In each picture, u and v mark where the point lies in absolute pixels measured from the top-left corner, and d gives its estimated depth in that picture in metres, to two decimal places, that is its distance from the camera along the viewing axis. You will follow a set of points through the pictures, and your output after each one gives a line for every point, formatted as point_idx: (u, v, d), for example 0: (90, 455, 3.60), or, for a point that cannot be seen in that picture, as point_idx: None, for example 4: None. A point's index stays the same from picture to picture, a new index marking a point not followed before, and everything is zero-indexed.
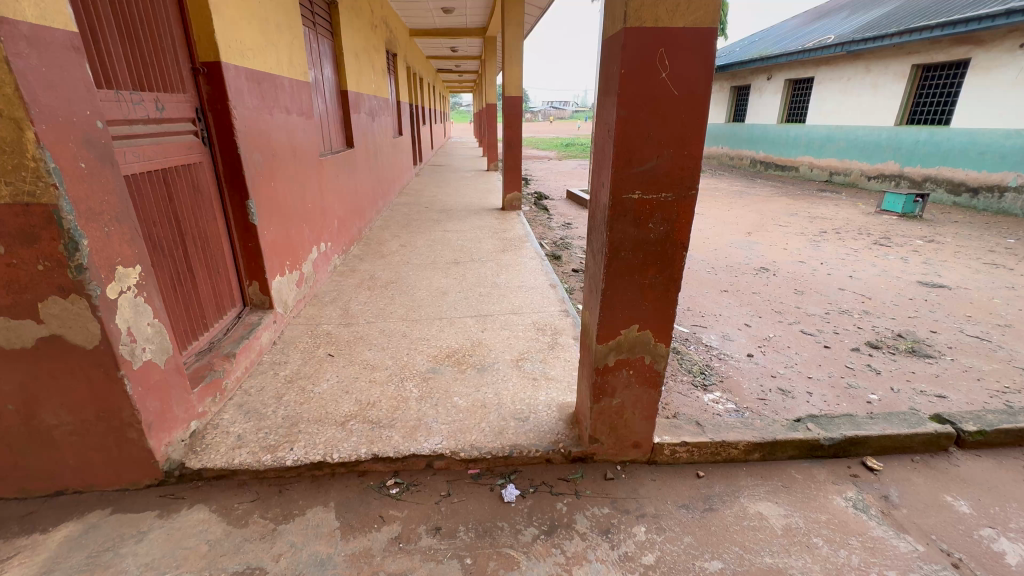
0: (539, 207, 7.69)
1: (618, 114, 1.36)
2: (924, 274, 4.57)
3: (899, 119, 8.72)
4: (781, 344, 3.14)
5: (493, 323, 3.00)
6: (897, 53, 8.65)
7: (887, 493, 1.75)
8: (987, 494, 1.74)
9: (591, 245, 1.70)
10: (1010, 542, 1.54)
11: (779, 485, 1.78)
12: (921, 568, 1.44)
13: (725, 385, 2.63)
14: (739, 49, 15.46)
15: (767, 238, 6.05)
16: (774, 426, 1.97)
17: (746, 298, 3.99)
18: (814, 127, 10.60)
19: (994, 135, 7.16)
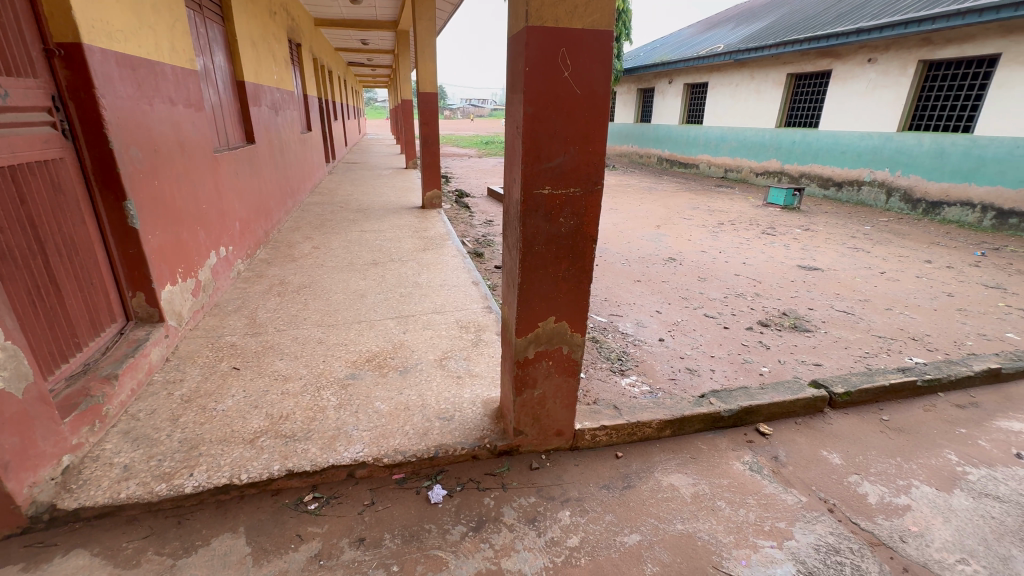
0: (460, 204, 7.65)
1: (525, 110, 1.39)
2: (803, 259, 5.19)
3: (779, 121, 9.81)
4: (687, 328, 3.41)
5: (415, 324, 2.94)
6: (775, 63, 9.71)
7: (777, 453, 1.96)
8: (853, 446, 2.02)
9: (507, 240, 1.72)
10: (871, 484, 1.80)
11: (687, 457, 1.93)
12: (805, 516, 1.63)
13: (640, 368, 2.81)
14: (643, 54, 16.47)
15: (673, 230, 6.53)
16: (682, 403, 2.14)
17: (657, 287, 4.27)
18: (710, 128, 11.58)
19: (851, 136, 8.27)
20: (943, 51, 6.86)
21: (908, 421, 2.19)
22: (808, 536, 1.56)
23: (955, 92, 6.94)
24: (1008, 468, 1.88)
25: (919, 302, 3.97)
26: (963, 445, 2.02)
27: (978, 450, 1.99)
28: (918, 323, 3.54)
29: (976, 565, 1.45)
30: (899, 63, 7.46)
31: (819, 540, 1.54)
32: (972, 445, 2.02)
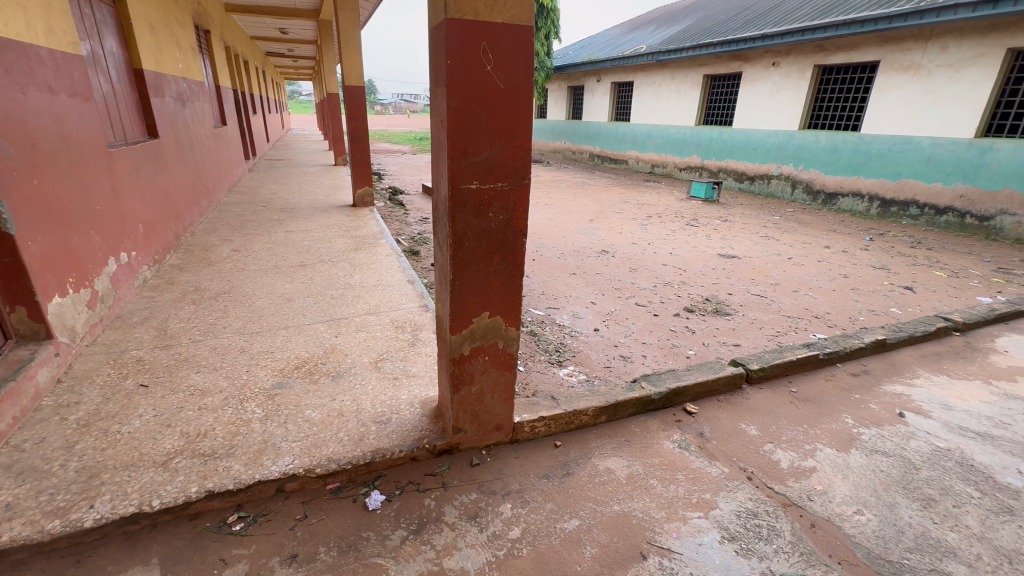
0: (394, 202, 7.45)
1: (448, 104, 1.37)
2: (722, 248, 5.57)
3: (698, 119, 10.44)
4: (620, 317, 3.55)
5: (348, 326, 2.82)
6: (692, 64, 10.32)
7: (702, 430, 2.10)
8: (768, 417, 2.20)
9: (437, 236, 1.69)
10: (783, 451, 1.97)
11: (622, 441, 2.01)
12: (727, 486, 1.76)
13: (577, 358, 2.89)
14: (572, 52, 16.87)
15: (606, 224, 6.76)
16: (616, 389, 2.23)
17: (592, 279, 4.41)
18: (637, 125, 12.11)
19: (760, 134, 8.98)
20: (834, 57, 7.61)
21: (812, 391, 2.42)
22: (730, 504, 1.68)
23: (846, 95, 7.77)
24: (892, 426, 2.13)
25: (820, 283, 4.40)
26: (857, 409, 2.27)
27: (868, 412, 2.24)
28: (819, 302, 3.91)
29: (869, 514, 1.64)
30: (798, 67, 8.18)
31: (740, 507, 1.66)
32: (864, 408, 2.26)
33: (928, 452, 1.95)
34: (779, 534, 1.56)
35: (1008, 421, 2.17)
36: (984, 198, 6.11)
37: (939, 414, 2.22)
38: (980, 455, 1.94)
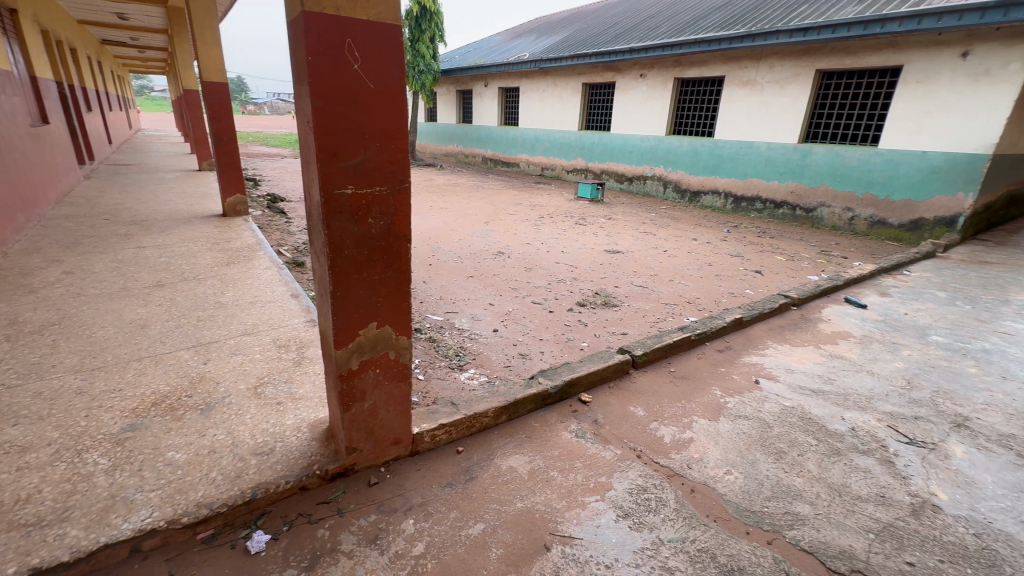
0: (274, 210, 6.83)
1: (313, 104, 1.27)
2: (608, 244, 5.98)
3: (580, 125, 11.10)
4: (518, 316, 3.63)
5: (220, 351, 2.51)
6: (572, 73, 10.95)
7: (597, 417, 2.22)
8: (652, 398, 2.39)
9: (313, 245, 1.57)
10: (666, 427, 2.16)
11: (523, 438, 2.05)
12: (620, 467, 1.88)
13: (477, 361, 2.89)
14: (459, 56, 16.94)
15: (501, 226, 6.88)
16: (515, 388, 2.27)
17: (489, 281, 4.44)
18: (525, 129, 12.54)
19: (635, 139, 9.81)
20: (689, 71, 8.59)
21: (687, 369, 2.70)
22: (624, 483, 1.79)
23: (701, 105, 8.78)
24: (750, 392, 2.45)
25: (691, 272, 4.92)
26: (723, 381, 2.57)
27: (732, 383, 2.55)
28: (691, 289, 4.38)
29: (736, 473, 1.86)
30: (662, 79, 9.09)
31: (632, 484, 1.79)
32: (728, 380, 2.58)
33: (777, 411, 2.28)
34: (665, 503, 1.70)
35: (833, 377, 2.62)
36: (808, 193, 7.31)
37: (784, 377, 2.61)
38: (815, 408, 2.31)
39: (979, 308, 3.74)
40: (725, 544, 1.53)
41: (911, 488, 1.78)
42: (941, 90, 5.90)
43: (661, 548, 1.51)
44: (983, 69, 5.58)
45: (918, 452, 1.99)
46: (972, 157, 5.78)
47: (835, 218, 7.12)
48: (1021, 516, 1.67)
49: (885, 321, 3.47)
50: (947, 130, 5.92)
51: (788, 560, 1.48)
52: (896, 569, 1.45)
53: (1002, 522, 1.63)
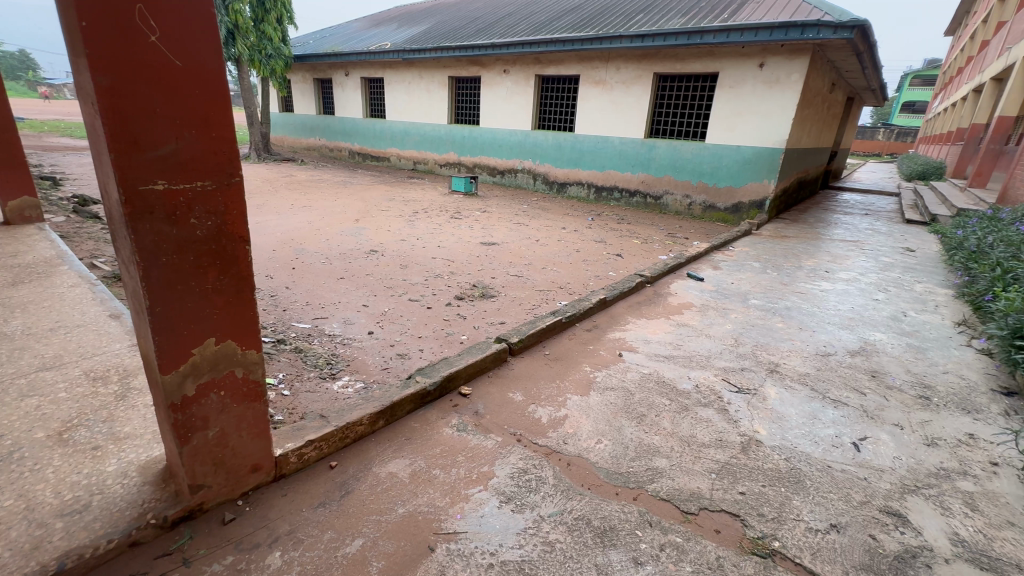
0: (85, 213, 5.61)
1: (94, 79, 1.05)
2: (484, 237, 6.06)
3: (449, 118, 11.03)
4: (395, 316, 3.49)
5: (5, 395, 1.98)
6: (436, 66, 10.80)
7: (477, 408, 2.24)
8: (529, 381, 2.48)
9: (119, 254, 1.30)
10: (543, 408, 2.25)
11: (404, 441, 1.98)
12: (502, 454, 1.91)
13: (352, 367, 2.71)
14: (313, 41, 15.64)
15: (372, 223, 6.55)
16: (391, 391, 2.18)
17: (362, 281, 4.20)
18: (393, 122, 12.10)
19: (504, 133, 10.06)
20: (548, 69, 9.05)
21: (560, 350, 2.86)
22: (506, 468, 1.83)
23: (561, 101, 9.30)
24: (615, 365, 2.68)
25: (561, 259, 5.21)
26: (591, 357, 2.77)
27: (600, 358, 2.76)
28: (562, 275, 4.64)
29: (606, 440, 2.02)
30: (524, 75, 9.43)
31: (514, 468, 1.83)
32: (596, 356, 2.79)
33: (637, 379, 2.53)
34: (545, 481, 1.78)
35: (680, 343, 2.99)
36: (655, 182, 8.22)
37: (642, 348, 2.90)
38: (668, 372, 2.61)
39: (782, 274, 4.58)
40: (598, 508, 1.65)
41: (740, 430, 2.11)
42: (747, 95, 7.06)
43: (542, 524, 1.58)
44: (775, 78, 6.79)
45: (744, 398, 2.37)
46: (771, 151, 7.03)
47: (677, 205, 8.12)
48: (814, 437, 2.08)
49: (718, 290, 4.05)
50: (754, 128, 7.11)
51: (651, 511, 1.64)
52: (733, 500, 1.70)
53: (803, 445, 2.02)
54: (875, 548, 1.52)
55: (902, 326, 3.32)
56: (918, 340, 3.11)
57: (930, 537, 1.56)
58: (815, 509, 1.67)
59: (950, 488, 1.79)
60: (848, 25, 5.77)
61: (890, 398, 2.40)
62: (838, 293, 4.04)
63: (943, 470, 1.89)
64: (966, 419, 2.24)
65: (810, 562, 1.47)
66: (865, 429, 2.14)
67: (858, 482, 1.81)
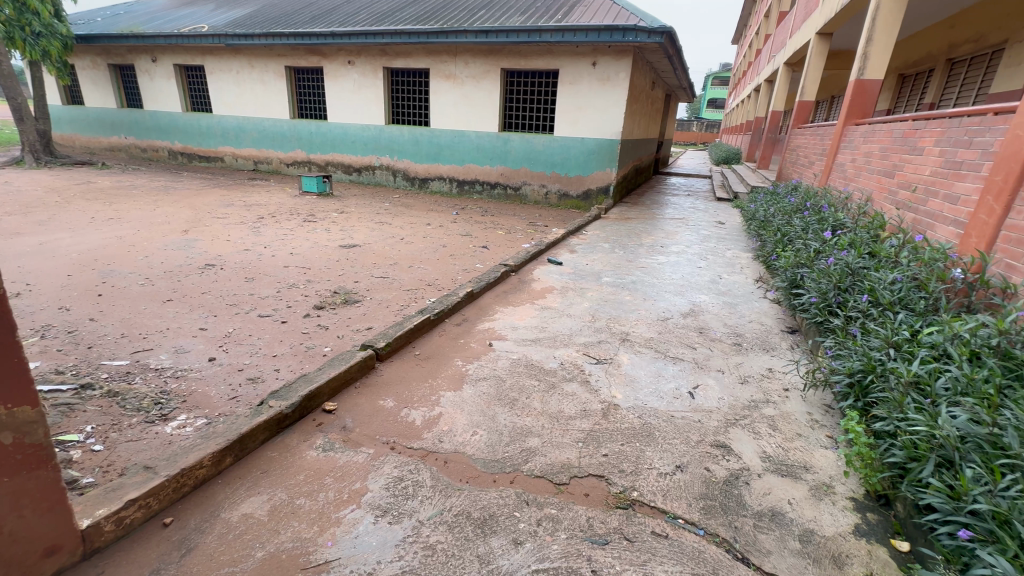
0: None
1: None
2: (342, 239, 5.68)
3: (291, 113, 10.07)
4: (242, 336, 3.08)
5: None
6: (269, 54, 9.73)
7: (345, 423, 2.09)
8: (400, 386, 2.40)
9: None
10: (416, 409, 2.20)
11: (259, 475, 1.77)
12: (375, 466, 1.82)
13: (189, 402, 2.32)
14: (102, 19, 12.93)
15: (206, 233, 5.70)
16: (239, 421, 1.93)
17: (197, 301, 3.63)
18: (223, 117, 10.65)
19: (356, 128, 9.50)
20: (396, 61, 8.76)
21: (431, 348, 2.81)
22: (379, 480, 1.74)
23: (413, 95, 9.10)
24: (486, 355, 2.73)
25: (427, 256, 5.13)
26: (462, 351, 2.78)
27: (470, 351, 2.79)
28: (429, 272, 4.55)
29: (481, 431, 2.04)
30: (371, 67, 8.98)
31: (388, 478, 1.75)
32: (467, 349, 2.81)
33: (508, 365, 2.61)
34: (422, 484, 1.73)
35: (545, 325, 3.16)
36: (514, 175, 8.53)
37: (511, 335, 3.00)
38: (535, 354, 2.75)
39: (628, 252, 5.12)
40: (477, 499, 1.67)
41: (600, 397, 2.31)
42: (585, 91, 7.69)
43: (422, 529, 1.54)
44: (607, 76, 7.48)
45: (602, 367, 2.60)
46: (610, 142, 7.78)
47: (535, 194, 8.55)
48: (659, 392, 2.37)
49: (576, 272, 4.37)
50: (594, 122, 7.78)
51: (527, 491, 1.71)
52: (597, 462, 1.86)
53: (652, 401, 2.29)
54: (710, 478, 1.79)
55: (720, 287, 3.96)
56: (731, 297, 3.73)
57: (748, 459, 1.89)
58: (664, 456, 1.90)
59: (759, 415, 2.19)
60: (659, 31, 6.62)
61: (714, 348, 2.85)
62: (672, 264, 4.66)
63: (753, 401, 2.31)
64: (766, 356, 2.76)
65: (662, 502, 1.67)
66: (697, 378, 2.50)
67: (694, 424, 2.11)
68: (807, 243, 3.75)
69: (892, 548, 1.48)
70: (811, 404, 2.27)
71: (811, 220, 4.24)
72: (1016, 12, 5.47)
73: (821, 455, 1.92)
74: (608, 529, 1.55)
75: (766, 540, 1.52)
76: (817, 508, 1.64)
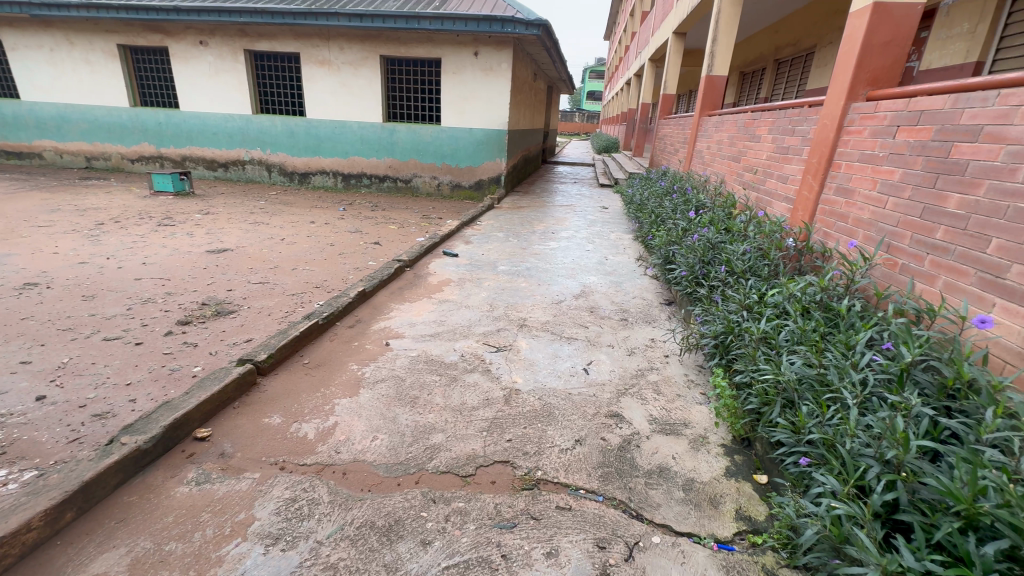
0: None
1: None
2: (209, 243, 5.04)
3: (131, 100, 8.64)
4: (83, 365, 2.58)
5: None
6: (94, 29, 8.21)
7: (223, 449, 1.87)
8: (288, 399, 2.20)
9: None
10: (308, 423, 2.03)
11: (114, 525, 1.51)
12: (262, 491, 1.65)
13: (11, 454, 1.89)
14: None
15: (23, 245, 4.68)
16: (82, 466, 1.62)
17: (16, 329, 2.97)
18: (37, 104, 8.81)
19: (217, 118, 8.44)
20: (259, 44, 7.90)
21: (321, 355, 2.61)
22: (267, 506, 1.58)
23: (282, 82, 8.32)
24: (383, 356, 2.62)
25: (313, 256, 4.76)
26: (357, 354, 2.63)
27: (366, 353, 2.65)
28: (316, 274, 4.24)
29: (382, 435, 1.95)
30: (229, 50, 8.01)
31: (279, 502, 1.60)
32: (362, 351, 2.66)
33: (407, 363, 2.53)
34: (318, 501, 1.61)
35: (443, 318, 3.12)
36: (403, 166, 8.25)
37: (408, 332, 2.91)
38: (434, 349, 2.70)
39: (522, 240, 5.25)
40: (381, 506, 1.59)
41: (502, 384, 2.35)
42: (469, 81, 7.66)
43: (320, 549, 1.43)
44: (490, 66, 7.52)
45: (502, 355, 2.64)
46: (498, 132, 7.86)
47: (427, 186, 8.37)
48: (556, 371, 2.48)
49: (472, 263, 4.37)
50: (480, 112, 7.79)
51: (433, 489, 1.68)
52: (502, 448, 1.88)
53: (550, 381, 2.38)
54: (605, 446, 1.91)
55: (607, 268, 4.22)
56: (617, 276, 4.01)
57: (638, 424, 2.06)
58: (564, 432, 1.99)
59: (644, 382, 2.39)
60: (535, 24, 6.80)
61: (603, 325, 3.05)
62: (563, 249, 4.87)
63: (640, 369, 2.51)
64: (648, 327, 3.02)
65: (564, 477, 1.75)
66: (590, 354, 2.66)
67: (590, 398, 2.24)
68: (676, 223, 4.15)
69: (755, 482, 1.72)
70: (687, 366, 2.54)
71: (678, 201, 4.71)
72: (822, 21, 6.54)
73: (698, 410, 2.15)
74: (515, 511, 1.59)
75: (656, 495, 1.66)
76: (695, 458, 1.84)
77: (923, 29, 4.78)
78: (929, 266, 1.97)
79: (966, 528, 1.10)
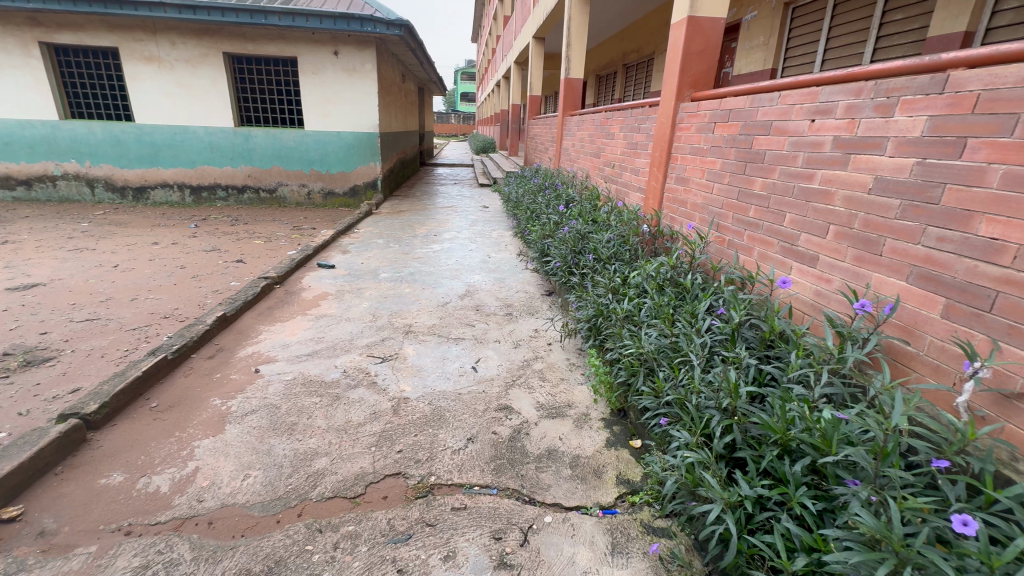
0: None
1: None
2: (11, 279, 4.10)
3: None
4: None
5: None
6: None
7: (44, 526, 1.54)
8: (132, 452, 1.87)
9: None
10: (161, 474, 1.76)
11: None
12: (101, 566, 1.39)
13: None
14: None
15: None
16: None
17: None
18: None
19: (8, 125, 6.94)
20: (58, 35, 6.58)
21: (173, 395, 2.27)
22: None
23: (97, 81, 7.05)
24: (253, 385, 2.36)
25: (159, 283, 4.12)
26: (219, 388, 2.33)
27: (231, 384, 2.37)
28: (164, 302, 3.67)
29: (255, 471, 1.76)
30: (16, 41, 6.57)
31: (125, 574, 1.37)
32: (226, 383, 2.37)
33: (282, 389, 2.31)
34: (179, 562, 1.41)
35: (321, 335, 2.91)
36: (265, 175, 7.53)
37: (281, 355, 2.67)
38: (312, 368, 2.51)
39: (403, 245, 5.12)
40: (257, 550, 1.44)
41: (390, 395, 2.27)
42: (331, 82, 7.22)
43: None
44: (352, 66, 7.17)
45: (388, 365, 2.55)
46: (368, 135, 7.56)
47: (295, 195, 7.74)
48: (445, 373, 2.47)
49: (350, 273, 4.15)
50: (347, 114, 7.40)
51: (318, 518, 1.56)
52: (392, 460, 1.82)
53: (440, 384, 2.36)
54: (497, 440, 1.95)
55: (490, 266, 4.31)
56: (500, 273, 4.11)
57: (526, 412, 2.13)
58: (455, 433, 1.99)
59: (530, 371, 2.49)
60: (396, 24, 6.65)
61: (489, 321, 3.11)
62: (446, 251, 4.86)
63: (526, 360, 2.61)
64: (532, 319, 3.15)
65: (457, 477, 1.74)
66: (477, 352, 2.69)
67: (480, 395, 2.27)
68: (550, 217, 4.38)
69: (631, 447, 1.89)
70: (568, 350, 2.70)
71: (551, 197, 4.97)
72: (657, 31, 7.37)
73: (579, 390, 2.30)
74: (409, 522, 1.55)
75: (546, 477, 1.74)
76: (580, 435, 1.97)
77: (732, 40, 5.64)
78: (748, 240, 2.34)
79: (782, 452, 1.34)
